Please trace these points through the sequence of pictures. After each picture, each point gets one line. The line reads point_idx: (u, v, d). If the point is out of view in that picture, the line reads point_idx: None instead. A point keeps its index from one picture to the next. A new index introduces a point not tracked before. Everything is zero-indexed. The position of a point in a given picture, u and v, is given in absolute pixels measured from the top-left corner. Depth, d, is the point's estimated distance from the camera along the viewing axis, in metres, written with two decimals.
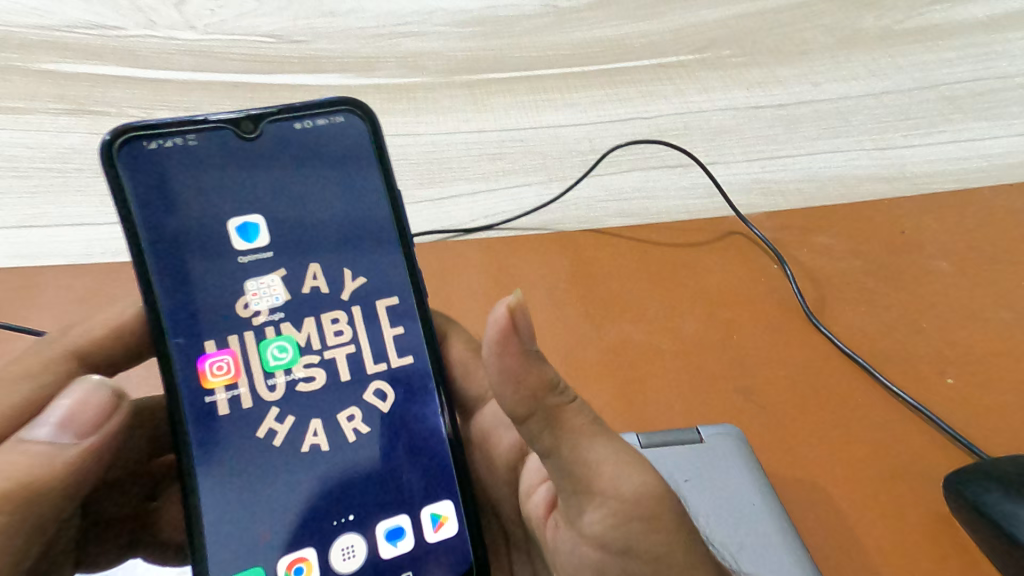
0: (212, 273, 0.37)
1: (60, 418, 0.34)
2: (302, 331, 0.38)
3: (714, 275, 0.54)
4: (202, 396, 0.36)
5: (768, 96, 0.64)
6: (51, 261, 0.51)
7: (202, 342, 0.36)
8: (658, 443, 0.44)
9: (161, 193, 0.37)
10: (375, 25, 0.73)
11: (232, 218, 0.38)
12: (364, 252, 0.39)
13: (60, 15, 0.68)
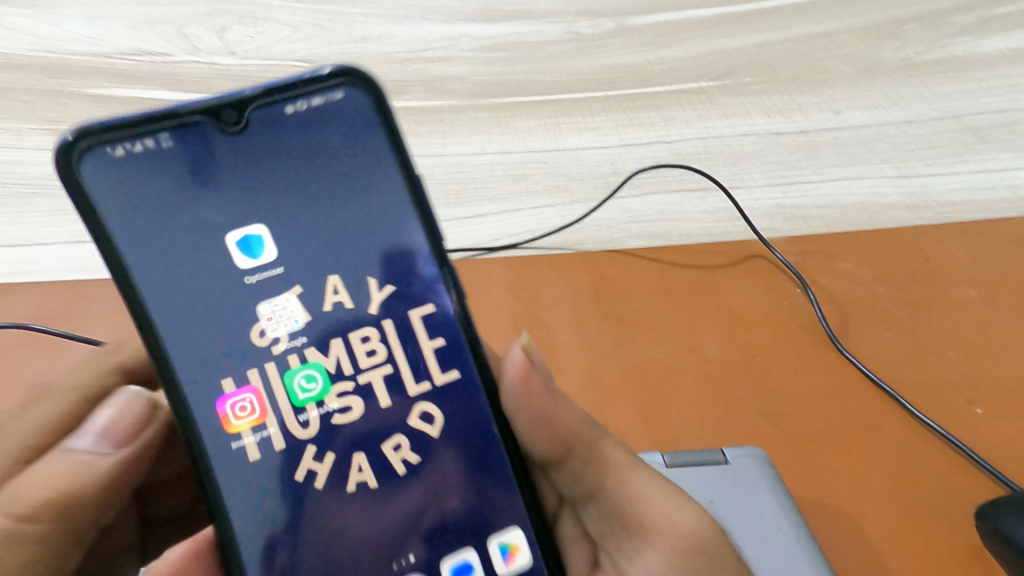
0: (222, 289, 0.37)
1: (100, 427, 0.37)
2: (330, 356, 0.37)
3: (733, 296, 0.55)
4: (230, 442, 0.35)
5: (791, 121, 0.65)
6: (102, 275, 0.54)
7: (219, 381, 0.36)
8: (684, 463, 0.45)
9: (145, 211, 0.36)
10: (403, 51, 0.76)
11: (231, 232, 0.37)
12: (387, 261, 0.38)
13: (112, 43, 0.72)
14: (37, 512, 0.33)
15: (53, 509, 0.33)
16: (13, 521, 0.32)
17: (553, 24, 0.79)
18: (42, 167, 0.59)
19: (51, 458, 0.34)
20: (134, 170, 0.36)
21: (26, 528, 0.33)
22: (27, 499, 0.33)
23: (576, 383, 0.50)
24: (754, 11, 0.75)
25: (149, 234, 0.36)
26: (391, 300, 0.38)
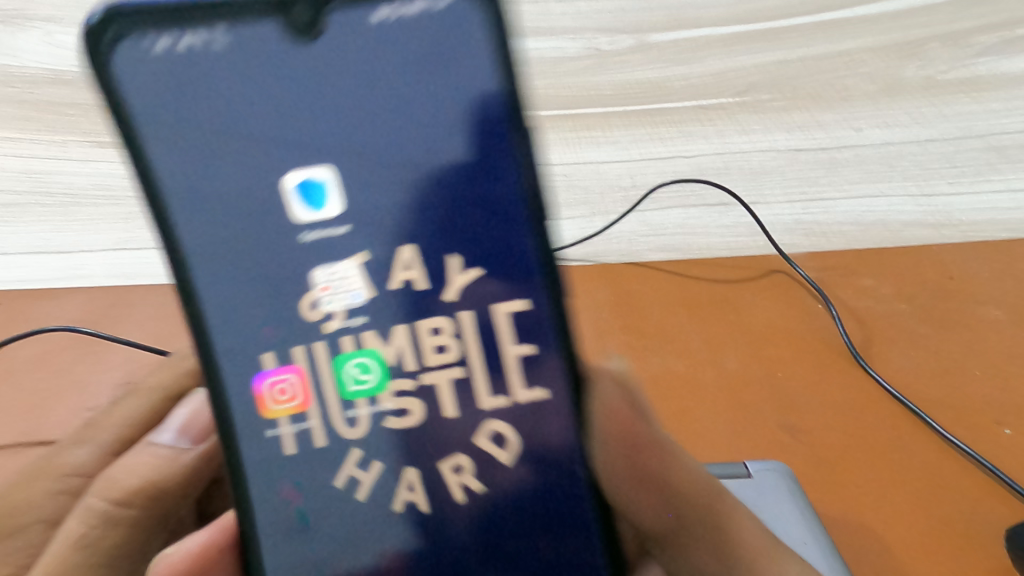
0: (269, 251, 0.26)
1: (179, 422, 0.37)
2: (392, 344, 0.27)
3: (755, 311, 0.56)
4: (263, 429, 0.27)
5: (807, 139, 0.65)
6: (143, 281, 0.58)
7: (259, 355, 0.27)
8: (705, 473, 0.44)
9: (178, 125, 0.25)
10: None
11: (290, 173, 0.26)
12: (488, 235, 0.26)
13: None
14: (125, 497, 0.33)
15: (140, 494, 0.34)
16: (104, 505, 0.33)
17: None
18: (85, 179, 0.61)
19: (137, 451, 0.35)
20: (172, 64, 0.25)
21: (116, 511, 0.33)
22: (118, 483, 0.34)
23: None
24: None
25: (180, 159, 0.26)
26: (485, 286, 0.26)
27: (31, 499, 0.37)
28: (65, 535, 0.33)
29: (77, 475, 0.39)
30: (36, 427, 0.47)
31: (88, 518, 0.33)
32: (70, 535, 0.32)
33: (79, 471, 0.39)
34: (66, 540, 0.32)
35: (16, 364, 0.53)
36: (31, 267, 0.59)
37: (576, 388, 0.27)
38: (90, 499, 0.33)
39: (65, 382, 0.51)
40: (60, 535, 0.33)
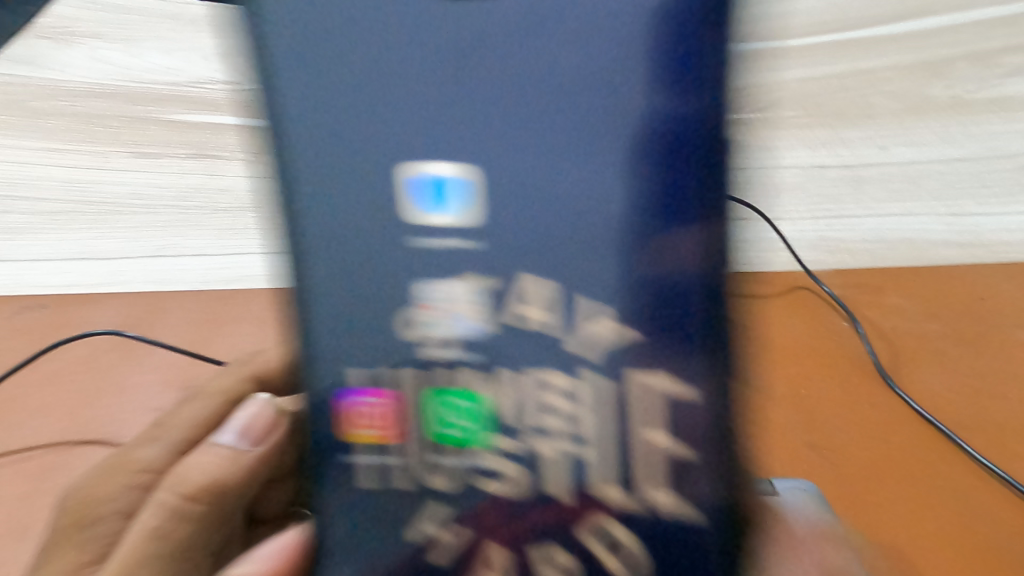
0: (388, 233, 0.30)
1: (241, 423, 0.37)
2: (501, 392, 0.30)
3: (776, 328, 0.58)
4: (348, 446, 0.32)
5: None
6: (175, 285, 0.63)
7: (347, 374, 0.31)
8: None
9: (323, 66, 0.28)
10: None
11: (410, 169, 0.29)
12: (610, 246, 0.28)
13: None
14: (199, 491, 0.33)
15: (214, 489, 0.34)
16: (180, 498, 0.33)
17: None
18: (124, 188, 0.64)
19: (199, 451, 0.35)
20: (328, 9, 0.28)
21: (189, 505, 0.33)
22: (191, 478, 0.34)
23: None
24: None
25: (316, 98, 0.29)
26: (614, 331, 0.28)
27: (104, 493, 0.34)
28: (140, 528, 0.32)
29: (148, 472, 0.35)
30: (90, 424, 0.49)
31: (167, 510, 0.33)
32: (146, 528, 0.32)
33: (150, 467, 0.35)
34: (141, 533, 0.32)
35: (66, 363, 0.55)
36: (76, 271, 0.65)
37: (720, 516, 0.28)
38: (167, 491, 0.33)
39: (111, 383, 0.52)
40: (134, 528, 0.32)
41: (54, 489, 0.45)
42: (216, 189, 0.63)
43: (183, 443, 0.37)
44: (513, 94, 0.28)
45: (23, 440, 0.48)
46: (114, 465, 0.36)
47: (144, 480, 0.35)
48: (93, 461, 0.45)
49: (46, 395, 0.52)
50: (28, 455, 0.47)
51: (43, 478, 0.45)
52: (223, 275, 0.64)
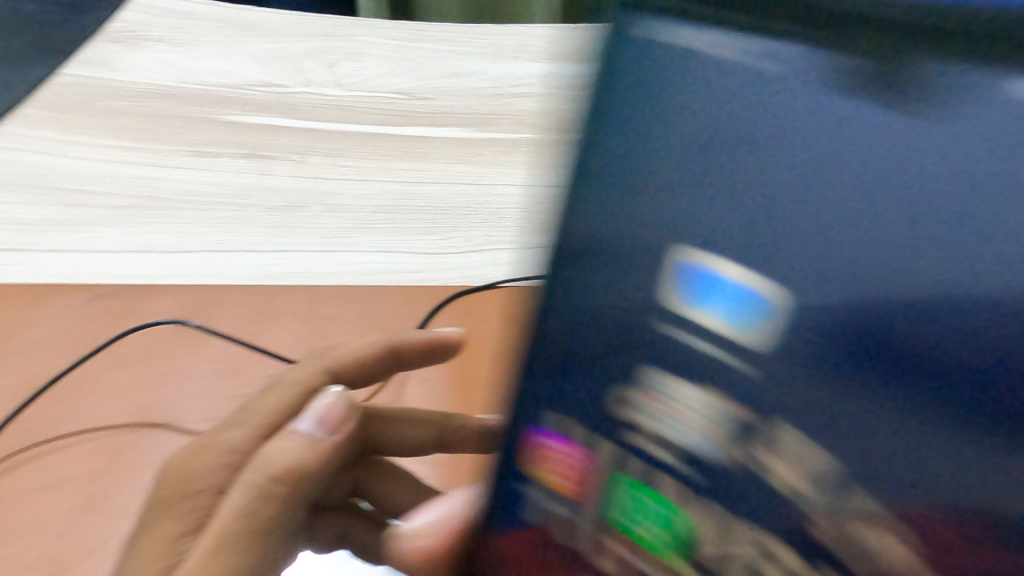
0: (629, 312, 0.29)
1: (315, 413, 0.36)
2: (708, 507, 0.29)
3: None
4: (526, 481, 0.34)
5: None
6: (230, 281, 0.57)
7: (570, 425, 0.32)
8: None
9: (659, 126, 0.27)
10: (490, 87, 0.85)
11: (678, 255, 0.27)
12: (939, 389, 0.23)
13: (241, 76, 0.81)
14: (283, 473, 0.33)
15: (296, 473, 0.33)
16: (265, 479, 0.33)
17: None
18: (186, 186, 0.64)
19: (278, 438, 0.35)
20: (660, 55, 0.26)
21: (274, 487, 0.33)
22: (275, 459, 0.33)
23: None
24: None
25: (620, 157, 0.28)
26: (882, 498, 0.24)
27: (196, 469, 0.34)
28: (228, 507, 0.32)
29: (235, 452, 0.35)
30: (140, 408, 0.46)
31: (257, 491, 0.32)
32: (236, 506, 0.32)
33: (235, 447, 0.35)
34: (230, 512, 0.32)
35: (112, 354, 0.49)
36: (60, 262, 0.55)
37: None
38: (251, 474, 0.33)
39: (171, 370, 0.49)
40: (224, 507, 0.32)
41: (123, 476, 0.42)
42: (268, 188, 0.66)
43: (266, 426, 0.36)
44: (799, 191, 0.25)
45: (79, 426, 0.44)
46: (203, 445, 0.35)
47: (231, 460, 0.34)
48: (155, 454, 0.43)
49: (103, 381, 0.47)
50: (86, 440, 0.44)
51: (112, 462, 0.43)
52: (277, 268, 0.58)
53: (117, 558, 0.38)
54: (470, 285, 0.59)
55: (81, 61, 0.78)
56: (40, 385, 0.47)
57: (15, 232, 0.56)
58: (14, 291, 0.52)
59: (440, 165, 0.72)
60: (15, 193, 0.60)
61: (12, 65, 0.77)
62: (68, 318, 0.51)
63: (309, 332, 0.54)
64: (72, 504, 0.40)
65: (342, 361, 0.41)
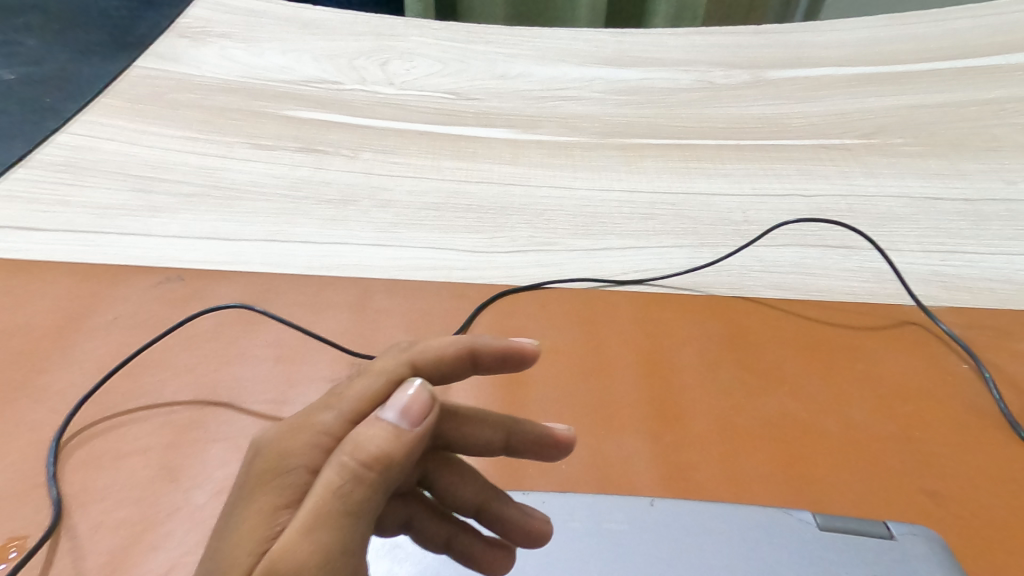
0: None
1: (399, 402, 0.28)
2: None
3: (887, 364, 0.53)
4: None
5: (898, 192, 0.68)
6: (285, 270, 0.58)
7: None
8: (838, 528, 0.41)
9: None
10: (539, 88, 0.86)
11: None
12: None
13: (299, 72, 0.83)
14: (372, 459, 0.26)
15: (388, 461, 0.26)
16: (354, 464, 0.26)
17: (685, 74, 0.88)
18: (246, 177, 0.67)
19: (361, 426, 0.27)
20: None
21: (363, 473, 0.26)
22: (364, 443, 0.26)
23: (707, 425, 0.49)
24: (868, 102, 0.80)
25: None
26: None
27: (283, 450, 0.27)
28: (314, 493, 0.25)
29: (328, 436, 0.28)
30: (208, 388, 0.48)
31: (344, 478, 0.25)
32: (323, 490, 0.25)
33: (329, 429, 0.28)
34: (315, 499, 0.25)
35: (181, 335, 0.52)
36: (134, 244, 0.58)
37: None
38: (337, 458, 0.26)
39: (234, 353, 0.51)
40: (312, 492, 0.25)
41: (193, 449, 0.44)
42: (322, 182, 0.68)
43: (357, 405, 0.29)
44: None
45: (152, 400, 0.47)
46: (293, 421, 0.29)
47: (325, 440, 0.28)
48: (223, 431, 0.46)
49: (171, 360, 0.50)
50: (159, 414, 0.46)
51: (183, 436, 0.45)
52: (330, 260, 0.60)
53: (188, 525, 0.40)
54: (513, 285, 0.60)
55: (151, 55, 0.82)
56: (117, 360, 0.49)
57: (92, 215, 0.59)
58: (92, 269, 0.55)
59: (487, 165, 0.73)
60: (92, 177, 0.63)
61: (90, 57, 0.81)
62: (141, 298, 0.53)
63: (364, 322, 0.55)
64: (147, 473, 0.42)
65: (426, 353, 0.32)
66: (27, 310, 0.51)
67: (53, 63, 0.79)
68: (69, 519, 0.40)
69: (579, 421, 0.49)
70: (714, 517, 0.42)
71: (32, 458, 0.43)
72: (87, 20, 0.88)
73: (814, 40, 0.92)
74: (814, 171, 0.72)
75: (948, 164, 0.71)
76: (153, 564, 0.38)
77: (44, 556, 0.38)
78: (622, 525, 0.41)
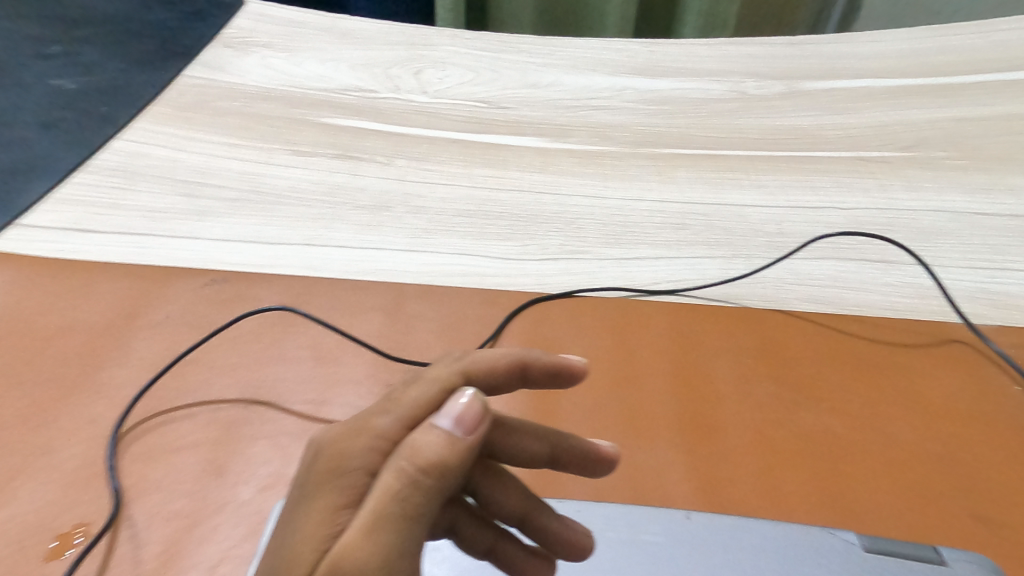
0: None
1: (452, 410, 0.29)
2: None
3: (929, 382, 0.53)
4: None
5: (938, 208, 0.67)
6: (323, 274, 0.60)
7: None
8: (884, 550, 0.41)
9: None
10: (570, 98, 0.86)
11: None
12: None
13: (336, 81, 0.86)
14: (429, 466, 0.27)
15: (443, 468, 0.27)
16: (412, 470, 0.27)
17: (718, 84, 0.88)
18: (286, 182, 0.69)
19: (417, 432, 0.28)
20: None
21: (421, 479, 0.27)
22: (421, 450, 0.27)
23: (744, 437, 0.49)
24: (906, 115, 0.79)
25: None
26: None
27: (346, 450, 0.29)
28: (374, 496, 0.27)
29: (385, 439, 0.29)
30: (251, 387, 0.50)
31: (402, 482, 0.27)
32: (383, 494, 0.27)
33: (388, 434, 0.29)
34: (377, 502, 0.26)
35: (226, 335, 0.53)
36: (181, 246, 0.60)
37: None
38: (396, 463, 0.27)
39: (275, 353, 0.53)
40: (372, 495, 0.27)
41: (239, 446, 0.46)
42: (357, 188, 0.70)
43: (412, 411, 0.30)
44: None
45: (199, 397, 0.48)
46: (353, 424, 0.30)
47: (384, 444, 0.29)
48: (266, 431, 0.47)
49: (217, 360, 0.51)
50: (206, 411, 0.48)
51: (230, 433, 0.46)
52: (365, 264, 0.61)
53: (235, 520, 0.42)
54: (545, 292, 0.60)
55: (199, 65, 0.85)
56: (168, 358, 0.51)
57: (144, 218, 0.62)
58: (145, 270, 0.57)
59: (518, 174, 0.74)
60: (144, 182, 0.66)
61: (143, 67, 0.85)
62: (189, 299, 0.55)
63: (398, 327, 0.56)
64: (197, 468, 0.44)
65: (480, 363, 0.34)
66: (85, 308, 0.54)
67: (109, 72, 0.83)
68: (127, 510, 0.41)
69: (614, 430, 0.49)
70: (756, 535, 0.41)
71: (92, 448, 0.44)
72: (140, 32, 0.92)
73: (850, 51, 0.91)
74: (850, 183, 0.71)
75: (991, 180, 0.70)
76: (203, 556, 0.40)
77: (106, 544, 0.40)
78: (658, 537, 0.41)
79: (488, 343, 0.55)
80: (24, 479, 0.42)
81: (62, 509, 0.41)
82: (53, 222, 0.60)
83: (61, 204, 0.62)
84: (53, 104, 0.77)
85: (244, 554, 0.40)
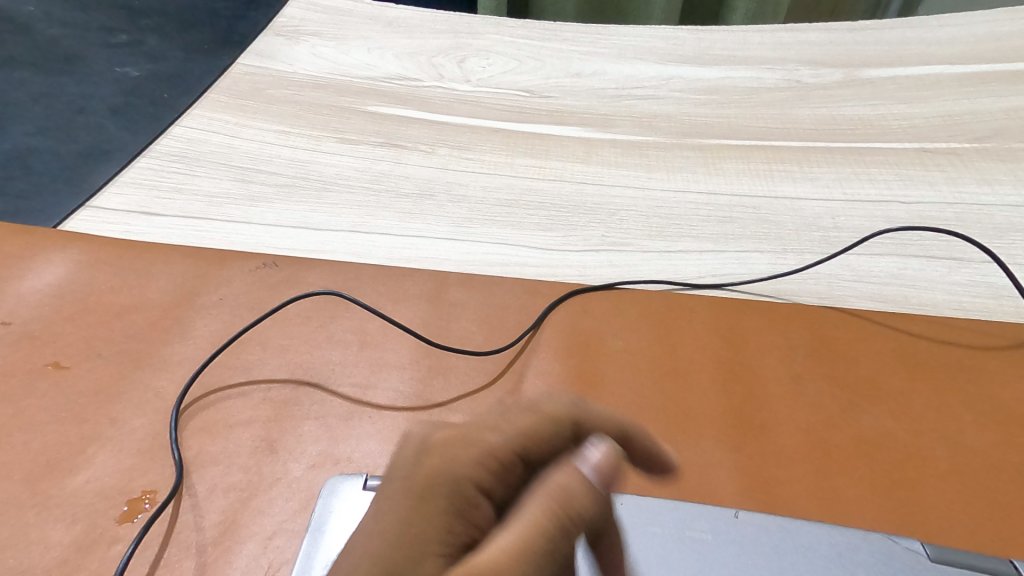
0: None
1: (587, 458, 0.33)
2: None
3: (998, 387, 0.50)
4: None
5: (1018, 202, 0.64)
6: (367, 260, 0.61)
7: None
8: (951, 561, 0.39)
9: None
10: (614, 87, 0.85)
11: None
12: None
13: (381, 69, 0.86)
14: (576, 512, 0.30)
15: (584, 516, 0.31)
16: (562, 511, 0.30)
17: (771, 73, 0.85)
18: (332, 169, 0.70)
19: (564, 471, 0.32)
20: None
21: (565, 522, 0.30)
22: (569, 493, 0.31)
23: (795, 437, 0.47)
24: (978, 104, 0.75)
25: None
26: None
27: (458, 458, 0.34)
28: (523, 528, 0.29)
29: (492, 456, 0.34)
30: (302, 368, 0.51)
31: (551, 520, 0.30)
32: (532, 527, 0.29)
33: (495, 451, 0.34)
34: (524, 534, 0.29)
35: (276, 318, 0.55)
36: (232, 230, 0.62)
37: None
38: (547, 501, 0.30)
39: (322, 337, 0.54)
40: (519, 526, 0.29)
41: (290, 424, 0.47)
42: (401, 176, 0.70)
43: (517, 437, 0.35)
44: None
45: (252, 376, 0.50)
46: (457, 434, 0.35)
47: (490, 461, 0.34)
48: (315, 412, 0.48)
49: (269, 341, 0.53)
50: (259, 390, 0.49)
51: (282, 412, 0.48)
52: (407, 252, 0.62)
53: (288, 495, 0.43)
54: (586, 283, 0.59)
55: (252, 53, 0.87)
56: (224, 337, 0.53)
57: (201, 202, 0.64)
58: (202, 252, 0.59)
59: (560, 164, 0.73)
60: (201, 167, 0.68)
61: (203, 61, 0.91)
62: (243, 280, 0.57)
63: (443, 315, 0.56)
64: (251, 444, 0.46)
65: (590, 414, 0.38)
66: (150, 287, 0.56)
67: (178, 72, 0.88)
68: (189, 480, 0.43)
69: (658, 423, 0.48)
70: (811, 538, 0.40)
71: (157, 420, 0.47)
72: (208, 36, 0.98)
73: (917, 37, 0.87)
74: (914, 176, 0.67)
75: None
76: (260, 527, 0.42)
77: (170, 511, 0.42)
78: (705, 535, 0.41)
79: (528, 333, 0.55)
80: (96, 446, 0.45)
81: (131, 477, 0.43)
82: (118, 204, 0.63)
83: (126, 187, 0.65)
84: (127, 99, 0.82)
85: (297, 528, 0.42)
